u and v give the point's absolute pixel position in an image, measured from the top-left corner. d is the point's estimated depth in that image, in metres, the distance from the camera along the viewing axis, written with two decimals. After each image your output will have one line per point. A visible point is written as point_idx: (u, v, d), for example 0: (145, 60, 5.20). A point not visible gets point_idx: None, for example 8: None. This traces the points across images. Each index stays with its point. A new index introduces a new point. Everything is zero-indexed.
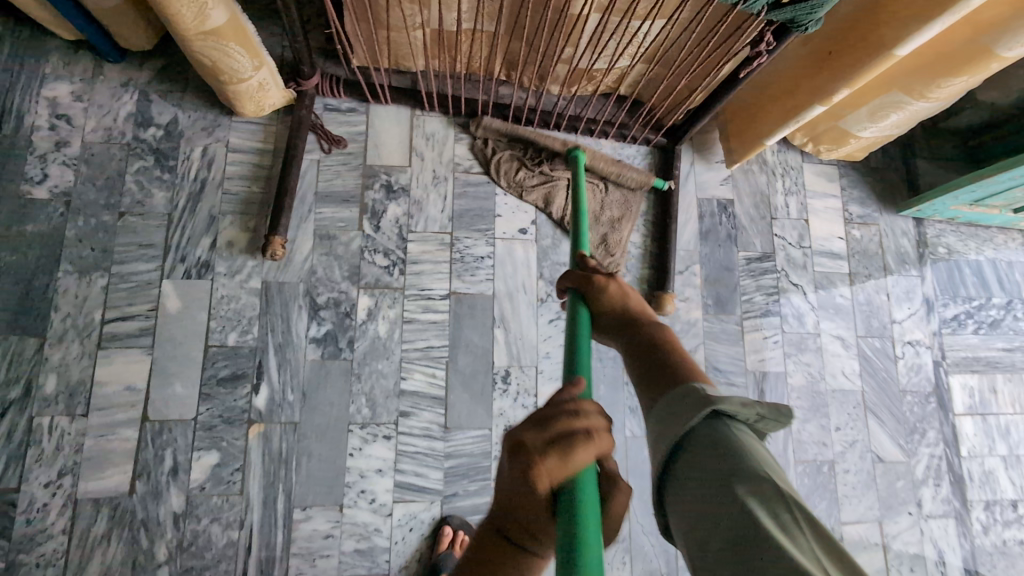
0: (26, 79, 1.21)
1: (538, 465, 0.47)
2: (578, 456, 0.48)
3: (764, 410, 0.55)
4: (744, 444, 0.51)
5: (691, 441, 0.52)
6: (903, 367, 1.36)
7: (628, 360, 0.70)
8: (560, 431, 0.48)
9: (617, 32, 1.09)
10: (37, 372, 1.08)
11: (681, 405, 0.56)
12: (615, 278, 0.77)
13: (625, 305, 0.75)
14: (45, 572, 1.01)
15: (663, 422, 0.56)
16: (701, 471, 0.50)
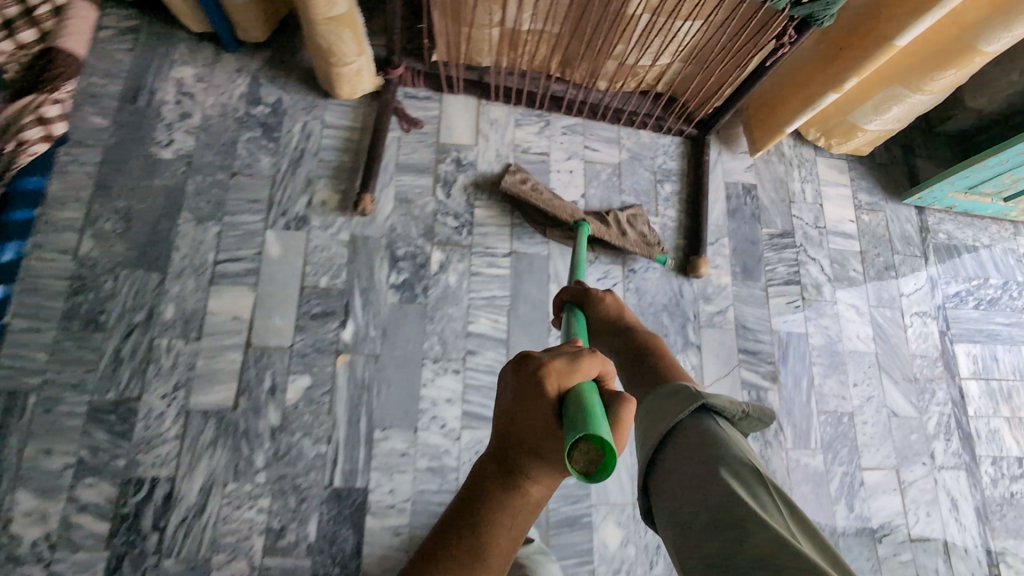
0: (157, 61, 1.42)
1: (551, 363, 0.61)
2: (582, 364, 0.63)
3: (746, 409, 0.74)
4: (724, 433, 0.68)
5: (681, 432, 0.69)
6: (912, 334, 1.51)
7: (619, 359, 0.92)
8: (567, 351, 0.65)
9: (662, 31, 1.29)
10: (159, 301, 1.25)
11: (673, 404, 0.73)
12: (611, 293, 0.99)
13: (616, 321, 0.97)
14: (160, 471, 1.15)
15: (659, 415, 0.73)
16: (691, 454, 0.66)
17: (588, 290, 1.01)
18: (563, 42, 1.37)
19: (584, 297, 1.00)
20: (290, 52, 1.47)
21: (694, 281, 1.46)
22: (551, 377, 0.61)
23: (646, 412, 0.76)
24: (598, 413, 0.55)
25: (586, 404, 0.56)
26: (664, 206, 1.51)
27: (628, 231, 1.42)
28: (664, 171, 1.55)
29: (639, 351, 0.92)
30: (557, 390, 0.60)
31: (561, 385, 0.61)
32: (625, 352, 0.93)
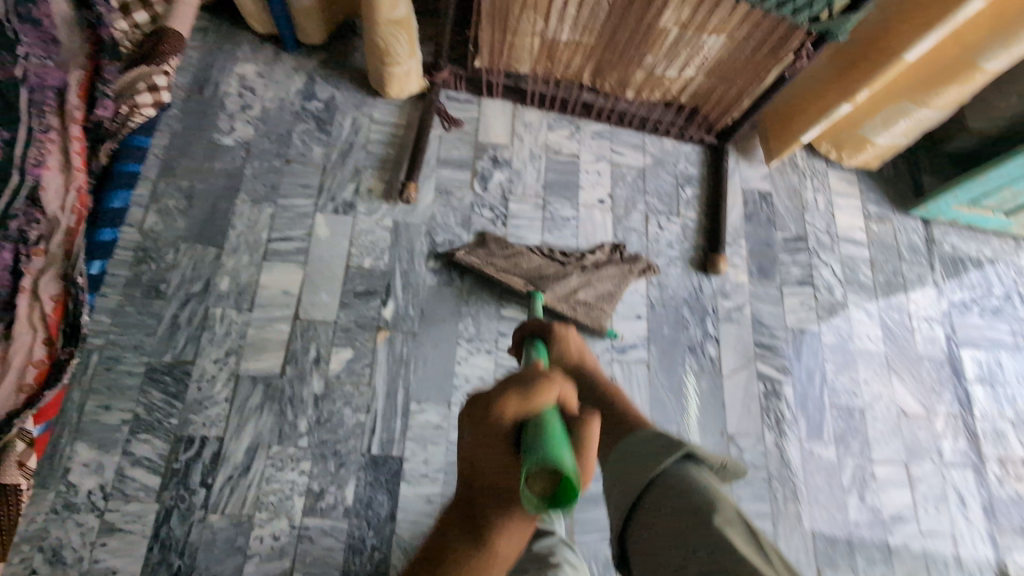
0: (223, 58, 1.55)
1: (503, 398, 0.64)
2: (536, 394, 0.65)
3: (724, 461, 0.79)
4: (705, 480, 0.73)
5: (663, 481, 0.74)
6: (920, 337, 1.58)
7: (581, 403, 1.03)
8: (522, 377, 0.68)
9: (689, 45, 1.41)
10: (215, 274, 1.34)
11: (657, 453, 0.79)
12: (572, 329, 1.11)
13: (576, 362, 1.08)
14: (209, 431, 1.21)
15: (644, 463, 0.79)
16: (671, 498, 0.71)
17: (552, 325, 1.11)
18: (598, 53, 1.48)
19: (549, 332, 1.10)
20: (344, 55, 1.60)
21: (714, 278, 1.54)
22: (506, 410, 0.64)
23: (625, 463, 0.82)
24: (559, 444, 0.60)
25: (545, 434, 0.61)
26: (685, 208, 1.61)
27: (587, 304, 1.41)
28: (685, 176, 1.64)
29: (601, 395, 1.03)
30: (513, 419, 0.64)
31: (517, 413, 0.64)
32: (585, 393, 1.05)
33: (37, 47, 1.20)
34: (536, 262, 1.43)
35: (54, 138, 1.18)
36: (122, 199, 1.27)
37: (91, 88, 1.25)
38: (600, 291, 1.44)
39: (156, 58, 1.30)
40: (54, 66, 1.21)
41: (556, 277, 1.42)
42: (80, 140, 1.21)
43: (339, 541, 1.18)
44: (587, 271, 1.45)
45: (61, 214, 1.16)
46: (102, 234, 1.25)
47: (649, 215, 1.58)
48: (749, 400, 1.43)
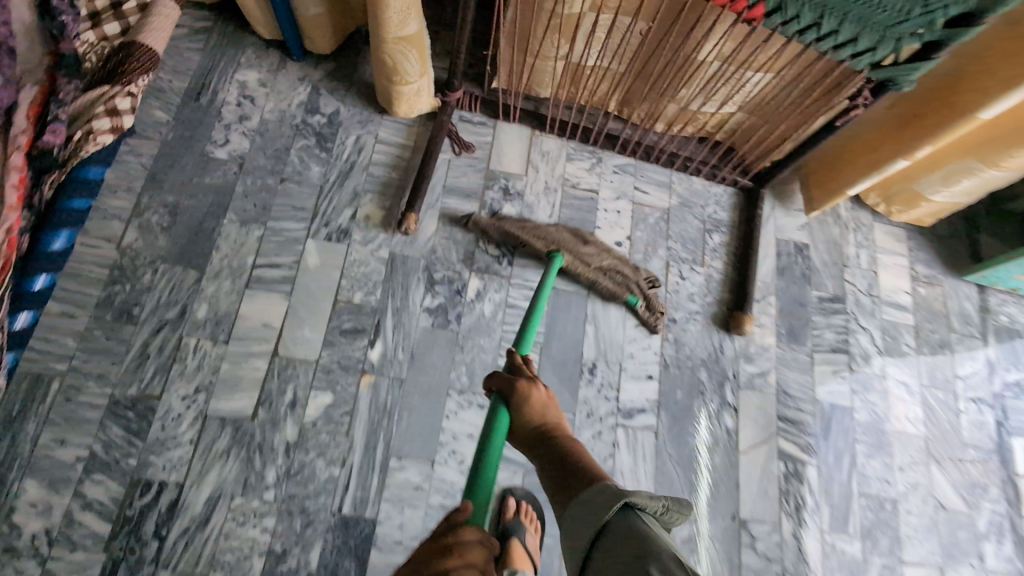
0: (225, 63, 1.44)
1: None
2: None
3: (669, 503, 0.73)
4: (649, 530, 0.67)
5: (609, 531, 0.69)
6: (965, 421, 1.41)
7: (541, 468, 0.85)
8: (431, 570, 0.65)
9: (730, 81, 1.24)
10: (193, 300, 1.24)
11: (599, 502, 0.73)
12: (537, 383, 0.92)
13: (540, 420, 0.89)
14: (169, 476, 1.12)
15: (586, 517, 0.73)
16: (619, 556, 0.66)
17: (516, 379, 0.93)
18: (627, 81, 1.33)
19: (510, 388, 0.91)
20: (353, 66, 1.49)
21: (737, 338, 1.39)
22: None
23: (573, 518, 0.75)
24: None
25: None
26: (711, 257, 1.46)
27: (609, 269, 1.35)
28: (713, 221, 1.49)
29: (562, 460, 0.83)
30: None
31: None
32: (549, 455, 0.86)
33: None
34: (562, 236, 1.36)
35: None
36: (64, 240, 1.03)
37: (43, 110, 1.00)
38: (618, 278, 1.36)
39: (126, 75, 1.07)
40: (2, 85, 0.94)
41: (580, 249, 1.34)
42: (19, 169, 0.93)
43: None
44: (612, 258, 1.36)
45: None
46: (32, 283, 0.99)
47: (670, 261, 1.44)
48: (767, 481, 1.28)
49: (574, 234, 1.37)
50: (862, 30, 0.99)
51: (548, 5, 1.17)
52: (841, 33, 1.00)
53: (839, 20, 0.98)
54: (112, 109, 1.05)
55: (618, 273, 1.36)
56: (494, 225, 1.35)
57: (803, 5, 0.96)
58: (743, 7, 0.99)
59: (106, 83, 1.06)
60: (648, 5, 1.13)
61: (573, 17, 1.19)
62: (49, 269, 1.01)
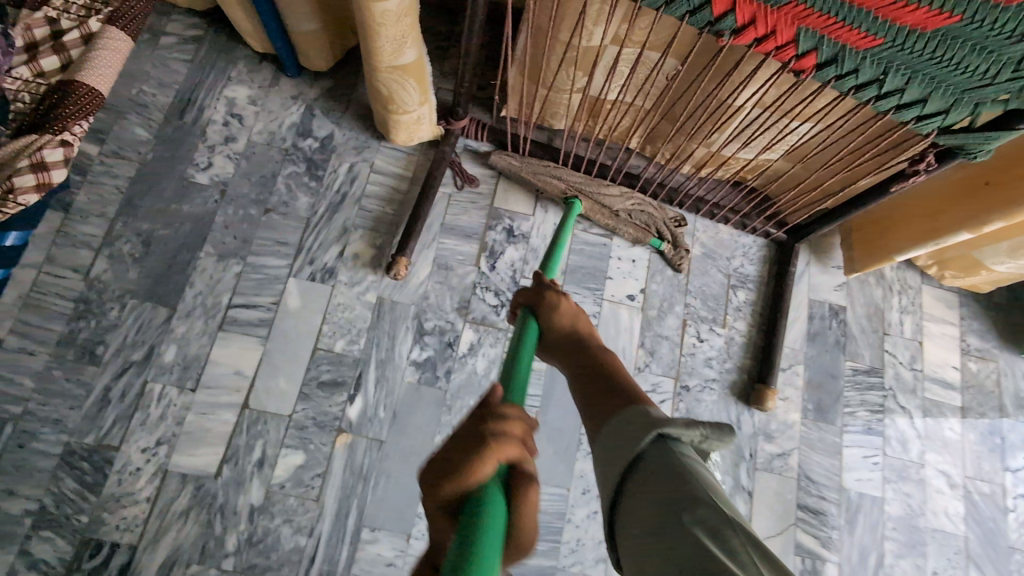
0: (214, 78, 1.34)
1: (433, 477, 0.48)
2: (476, 467, 0.48)
3: (710, 432, 0.60)
4: (689, 465, 0.56)
5: (641, 467, 0.58)
6: (1013, 522, 1.25)
7: (575, 379, 0.75)
8: (468, 436, 0.50)
9: (771, 129, 1.09)
10: (161, 340, 1.15)
11: (628, 432, 0.61)
12: (566, 297, 0.83)
13: (573, 331, 0.80)
14: (122, 537, 1.03)
15: (612, 451, 0.61)
16: (654, 495, 0.55)
17: (545, 292, 0.83)
18: (653, 119, 1.19)
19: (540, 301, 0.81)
20: (352, 86, 1.37)
21: (757, 411, 1.24)
22: (442, 490, 0.47)
23: (602, 444, 0.63)
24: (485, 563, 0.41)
25: (473, 547, 0.42)
26: (734, 316, 1.31)
27: (627, 217, 1.31)
28: (739, 275, 1.34)
29: (594, 372, 0.75)
30: (453, 499, 0.48)
31: (451, 495, 0.48)
32: (581, 367, 0.76)
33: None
34: (581, 177, 1.32)
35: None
36: None
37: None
38: (641, 217, 1.32)
39: (59, 121, 0.90)
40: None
41: (600, 192, 1.30)
42: None
43: None
44: (635, 195, 1.32)
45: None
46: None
47: (687, 320, 1.29)
48: None
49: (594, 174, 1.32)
50: (933, 91, 0.82)
51: (563, 36, 1.03)
52: (907, 92, 0.84)
53: (906, 77, 0.82)
54: (38, 161, 0.88)
55: (642, 213, 1.32)
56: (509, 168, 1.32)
57: (863, 58, 0.80)
58: (790, 56, 0.83)
59: (36, 132, 0.90)
60: (679, 42, 0.98)
61: (592, 50, 1.05)
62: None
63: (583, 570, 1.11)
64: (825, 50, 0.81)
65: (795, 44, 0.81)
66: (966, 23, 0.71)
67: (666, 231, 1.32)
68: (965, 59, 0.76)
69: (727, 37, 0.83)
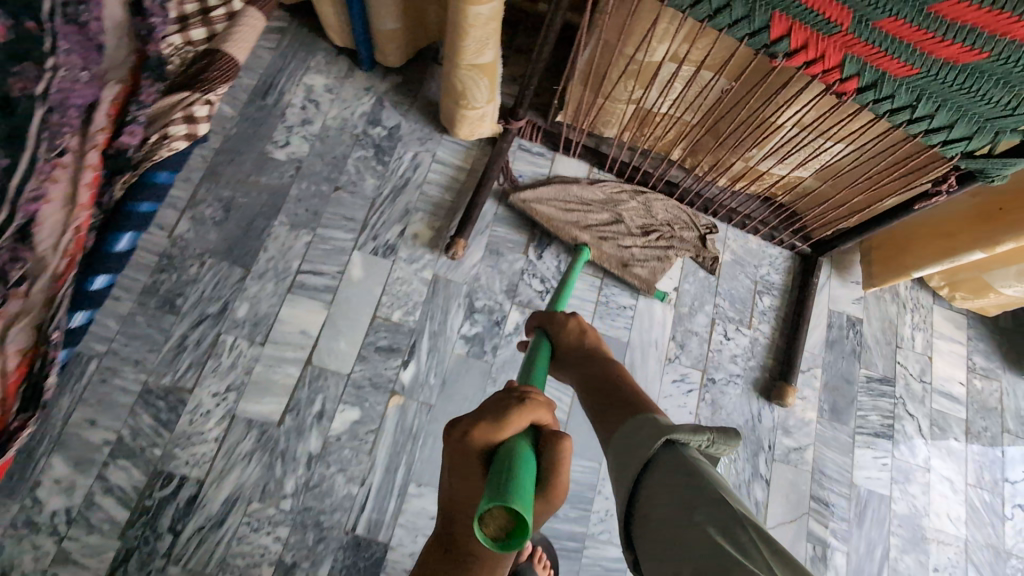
0: (295, 66, 1.46)
1: (473, 427, 0.64)
2: (509, 420, 0.64)
3: (714, 436, 0.73)
4: (694, 462, 0.69)
5: (657, 469, 0.71)
6: (1010, 529, 1.33)
7: (586, 390, 0.93)
8: (499, 402, 0.67)
9: (806, 147, 1.20)
10: (235, 298, 1.24)
11: (642, 438, 0.75)
12: (575, 316, 1.01)
13: (580, 345, 0.99)
14: (191, 472, 1.12)
15: (629, 455, 0.74)
16: (665, 490, 0.68)
17: (556, 315, 1.03)
18: (696, 133, 1.30)
19: (551, 323, 1.01)
20: (419, 82, 1.49)
21: (777, 407, 1.34)
22: (476, 435, 0.64)
23: (618, 449, 0.78)
24: (519, 482, 0.55)
25: (512, 470, 0.57)
26: (759, 319, 1.41)
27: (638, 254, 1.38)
28: (766, 282, 1.44)
29: (602, 380, 0.92)
30: (488, 446, 0.64)
31: (489, 441, 0.64)
32: (589, 377, 0.94)
33: (78, 52, 0.73)
34: (596, 214, 1.38)
35: (66, 166, 0.72)
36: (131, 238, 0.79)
37: (125, 109, 0.78)
38: (655, 256, 1.39)
39: None
40: (88, 78, 0.74)
41: (613, 229, 1.37)
42: (95, 166, 0.73)
43: None
44: (661, 219, 1.42)
45: (43, 255, 0.72)
46: (90, 283, 0.77)
47: (716, 319, 1.39)
48: None
49: (612, 215, 1.39)
50: (959, 118, 0.94)
51: (627, 51, 1.15)
52: (936, 118, 0.95)
53: (937, 104, 0.93)
54: None
55: (654, 251, 1.39)
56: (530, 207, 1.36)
57: (899, 86, 0.92)
58: (835, 79, 0.95)
59: None
60: (731, 64, 1.10)
61: (652, 66, 1.16)
62: (111, 270, 0.79)
63: (610, 539, 1.20)
64: (866, 76, 0.93)
65: (840, 70, 0.93)
66: (993, 59, 0.82)
67: (700, 245, 1.43)
68: (991, 90, 0.87)
69: (781, 59, 0.95)
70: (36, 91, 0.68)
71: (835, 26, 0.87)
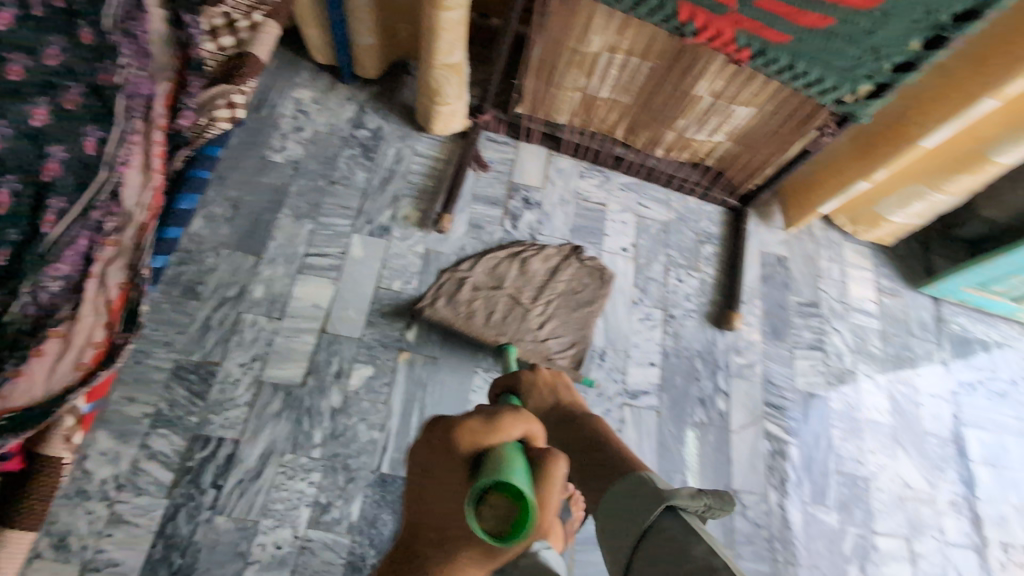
0: (283, 83, 1.65)
1: (464, 428, 0.71)
2: (502, 425, 0.71)
3: (710, 502, 0.82)
4: (689, 526, 0.77)
5: (654, 528, 0.80)
6: (926, 413, 1.61)
7: (568, 446, 1.09)
8: (490, 411, 0.74)
9: (720, 113, 1.49)
10: (251, 281, 1.39)
11: (643, 503, 0.85)
12: (538, 374, 1.18)
13: (550, 400, 1.15)
14: (226, 432, 1.24)
15: (631, 515, 0.85)
16: (660, 552, 0.76)
17: (524, 377, 1.17)
18: (634, 112, 1.57)
19: (518, 382, 1.15)
20: (395, 90, 1.71)
21: (727, 333, 1.58)
22: (466, 437, 0.71)
23: (610, 509, 0.90)
24: (512, 477, 0.64)
25: (506, 464, 0.66)
26: (705, 263, 1.66)
27: (550, 337, 1.45)
28: (706, 234, 1.71)
29: (580, 437, 1.09)
30: (473, 446, 0.71)
31: (477, 442, 0.71)
32: (566, 434, 1.11)
33: (134, 58, 1.14)
34: (501, 303, 1.46)
35: (139, 140, 1.14)
36: (188, 202, 1.26)
37: (175, 100, 1.21)
38: (567, 335, 1.47)
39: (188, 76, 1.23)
40: (146, 77, 1.16)
41: (521, 320, 1.45)
42: (160, 144, 1.18)
43: (340, 556, 1.19)
44: (543, 273, 1.53)
45: (135, 207, 1.14)
46: (166, 232, 1.23)
47: (669, 267, 1.64)
48: (755, 458, 1.45)
49: (507, 299, 1.47)
50: (826, 73, 1.23)
51: (570, 45, 1.41)
52: (810, 73, 1.24)
53: (809, 63, 1.22)
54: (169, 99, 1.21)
55: (561, 328, 1.47)
56: (448, 306, 1.42)
57: (779, 50, 1.21)
58: (733, 50, 1.23)
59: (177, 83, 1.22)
60: (653, 49, 1.37)
61: (590, 57, 1.43)
62: (178, 223, 1.25)
63: None
64: (754, 45, 1.21)
65: (734, 42, 1.21)
66: (839, 22, 1.12)
67: (583, 268, 1.55)
68: (843, 47, 1.17)
69: (689, 37, 1.22)
70: (115, 81, 1.12)
71: (724, 8, 1.15)
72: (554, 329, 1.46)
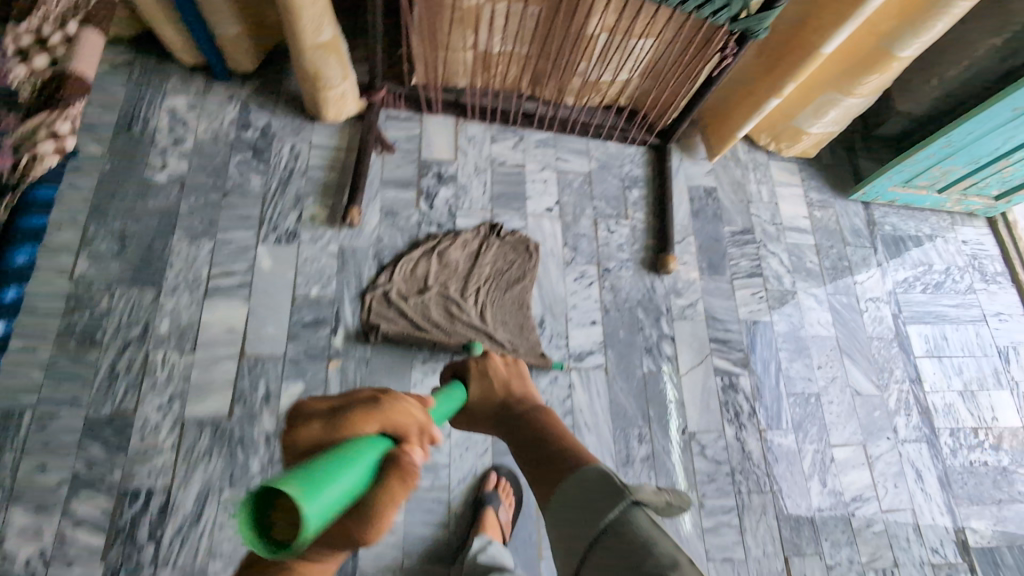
0: (151, 93, 1.49)
1: (313, 420, 0.56)
2: (351, 420, 0.55)
3: (668, 499, 0.70)
4: (653, 529, 0.60)
5: (608, 533, 0.61)
6: (868, 319, 1.63)
7: (515, 445, 0.83)
8: (363, 401, 0.58)
9: (619, 50, 1.41)
10: (154, 316, 1.29)
11: (595, 498, 0.65)
12: (484, 360, 0.92)
13: (499, 397, 0.89)
14: (156, 481, 1.17)
15: (580, 514, 0.65)
16: (616, 561, 0.59)
17: (467, 364, 0.92)
18: (532, 62, 1.47)
19: (466, 368, 0.91)
20: (278, 81, 1.57)
21: (666, 276, 1.55)
22: (308, 429, 0.56)
23: (559, 510, 0.68)
24: (313, 472, 0.42)
25: (329, 455, 0.46)
26: (633, 210, 1.61)
27: (493, 321, 1.41)
28: (630, 178, 1.65)
29: (528, 432, 0.83)
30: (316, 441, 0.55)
31: (322, 438, 0.55)
32: (513, 430, 0.85)
33: None
34: (433, 302, 1.40)
35: None
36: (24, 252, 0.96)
37: None
38: (510, 317, 1.43)
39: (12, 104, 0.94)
40: None
41: (459, 313, 1.40)
42: None
43: None
44: (465, 262, 1.47)
45: None
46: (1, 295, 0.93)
47: (597, 219, 1.58)
48: (708, 396, 1.45)
49: (438, 298, 1.41)
50: None
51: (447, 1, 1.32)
52: None
53: None
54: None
55: (501, 309, 1.43)
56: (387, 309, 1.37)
57: None
58: None
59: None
60: None
61: (472, 10, 1.34)
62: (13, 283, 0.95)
63: None
64: None
65: None
66: None
67: (504, 245, 1.49)
68: None
69: None
70: None
71: None
72: (493, 312, 1.42)
